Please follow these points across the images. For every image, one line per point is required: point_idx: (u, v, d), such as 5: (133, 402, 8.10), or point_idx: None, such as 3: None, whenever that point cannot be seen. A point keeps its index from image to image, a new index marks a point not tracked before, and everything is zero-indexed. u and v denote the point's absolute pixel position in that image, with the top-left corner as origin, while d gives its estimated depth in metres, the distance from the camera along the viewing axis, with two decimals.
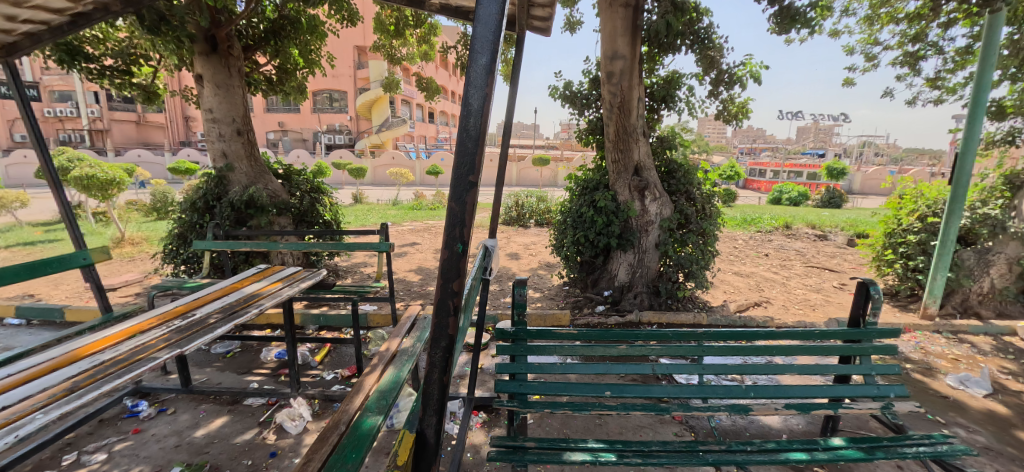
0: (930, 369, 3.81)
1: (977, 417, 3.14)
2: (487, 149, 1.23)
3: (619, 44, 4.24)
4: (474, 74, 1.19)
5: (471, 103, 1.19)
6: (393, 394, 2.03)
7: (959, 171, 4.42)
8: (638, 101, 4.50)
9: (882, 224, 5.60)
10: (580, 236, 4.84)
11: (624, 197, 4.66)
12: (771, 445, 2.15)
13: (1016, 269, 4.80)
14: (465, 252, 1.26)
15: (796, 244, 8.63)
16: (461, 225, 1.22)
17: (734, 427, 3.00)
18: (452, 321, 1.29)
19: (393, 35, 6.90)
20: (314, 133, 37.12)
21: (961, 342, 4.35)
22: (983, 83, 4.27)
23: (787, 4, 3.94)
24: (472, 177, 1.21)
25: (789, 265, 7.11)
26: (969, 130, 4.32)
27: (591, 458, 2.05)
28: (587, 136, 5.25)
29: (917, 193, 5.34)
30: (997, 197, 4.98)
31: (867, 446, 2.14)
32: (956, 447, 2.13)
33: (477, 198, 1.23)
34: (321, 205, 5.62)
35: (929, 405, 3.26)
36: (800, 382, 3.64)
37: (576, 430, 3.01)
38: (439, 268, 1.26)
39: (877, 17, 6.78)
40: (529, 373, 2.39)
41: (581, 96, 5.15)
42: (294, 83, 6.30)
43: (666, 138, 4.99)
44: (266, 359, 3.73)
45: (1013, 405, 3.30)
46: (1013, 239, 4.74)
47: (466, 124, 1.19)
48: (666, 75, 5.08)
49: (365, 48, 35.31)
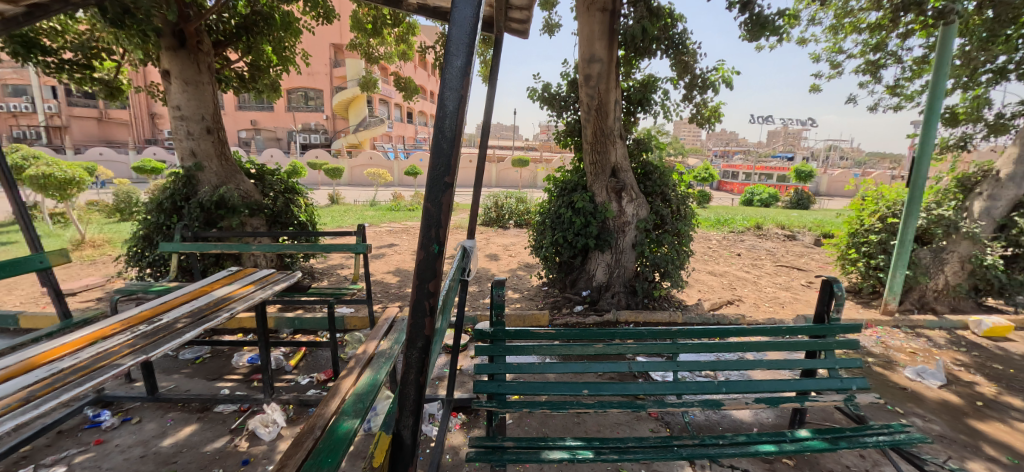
0: (890, 362, 3.97)
1: (932, 407, 3.30)
2: (463, 150, 1.22)
3: (596, 47, 4.29)
4: (449, 75, 1.19)
5: (447, 104, 1.19)
6: (370, 397, 2.00)
7: (916, 174, 4.63)
8: (615, 105, 4.56)
9: (846, 224, 5.82)
10: (559, 237, 4.87)
11: (602, 198, 4.72)
12: (742, 438, 2.21)
13: (968, 266, 5.06)
14: (441, 253, 1.25)
15: (766, 244, 8.89)
16: (437, 226, 1.21)
17: (709, 422, 3.06)
18: (428, 322, 1.28)
19: (370, 33, 6.81)
20: (288, 132, 36.29)
21: (919, 336, 4.56)
22: (937, 91, 4.48)
23: (757, 12, 4.05)
24: (448, 178, 1.21)
25: (760, 264, 7.32)
26: (924, 135, 4.53)
27: (569, 456, 2.06)
28: (565, 137, 5.29)
29: (878, 195, 5.57)
30: (951, 199, 5.24)
31: (832, 437, 2.22)
32: (913, 436, 2.24)
33: (454, 198, 1.22)
34: (296, 206, 5.48)
35: (889, 396, 3.40)
36: (770, 376, 3.75)
37: (555, 429, 3.02)
38: (415, 269, 1.25)
39: (841, 27, 7.06)
40: (507, 373, 2.40)
41: (559, 98, 5.19)
42: (268, 81, 6.14)
43: (642, 140, 5.07)
44: (238, 364, 3.61)
45: (965, 395, 3.48)
46: (965, 238, 4.99)
47: (441, 126, 1.19)
48: (642, 79, 5.16)
49: (342, 46, 34.86)
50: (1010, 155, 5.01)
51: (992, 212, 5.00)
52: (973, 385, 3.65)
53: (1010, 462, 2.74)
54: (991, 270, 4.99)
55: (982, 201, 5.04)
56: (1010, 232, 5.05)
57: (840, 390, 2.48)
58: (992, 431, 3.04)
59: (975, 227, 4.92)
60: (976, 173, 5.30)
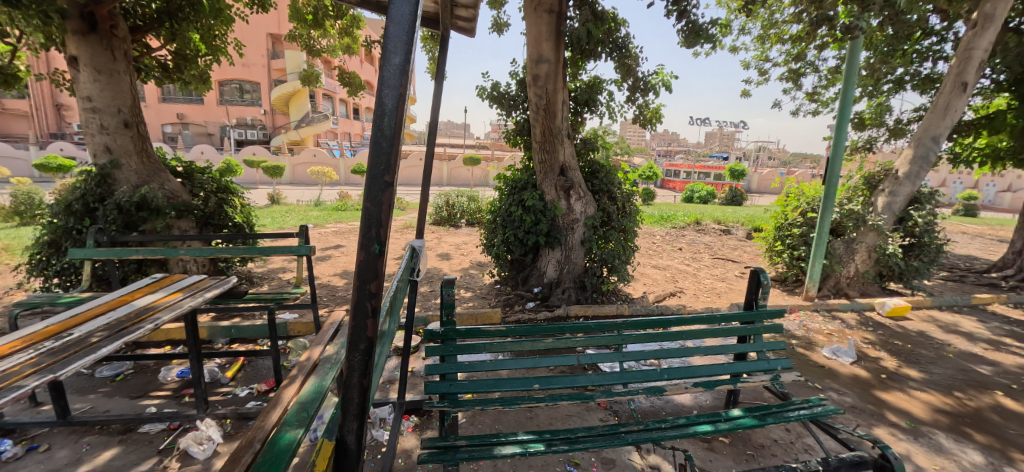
0: (811, 343, 4.31)
1: (846, 381, 3.61)
2: (403, 149, 1.17)
3: (544, 48, 4.32)
4: (387, 72, 1.14)
5: (385, 102, 1.13)
6: (315, 406, 1.90)
7: (829, 173, 5.04)
8: (563, 106, 4.62)
9: (772, 219, 6.25)
10: (510, 235, 4.87)
11: (551, 196, 4.77)
12: (683, 421, 2.31)
13: (874, 255, 5.55)
14: (382, 253, 1.19)
15: (705, 239, 9.39)
16: (378, 226, 1.16)
17: (654, 407, 3.18)
18: (371, 324, 1.23)
19: (311, 25, 6.51)
20: (220, 127, 33.97)
21: (834, 318, 5.00)
22: (847, 97, 4.92)
23: (693, 20, 4.25)
24: (387, 177, 1.16)
25: (699, 257, 7.71)
26: (838, 137, 4.95)
27: (521, 450, 2.06)
28: (515, 136, 5.30)
29: (799, 192, 6.02)
30: (859, 195, 5.77)
31: (761, 414, 2.37)
32: (829, 407, 2.43)
33: (395, 197, 1.17)
34: (231, 207, 5.11)
35: (811, 374, 3.69)
36: (709, 361, 3.96)
37: (508, 425, 3.01)
38: (354, 270, 1.18)
39: (767, 38, 7.61)
40: (458, 372, 2.36)
41: (509, 97, 5.19)
42: (196, 71, 5.70)
43: (589, 140, 5.17)
44: (166, 379, 3.32)
45: (873, 369, 3.85)
46: (871, 230, 5.49)
47: (379, 123, 1.13)
48: (588, 80, 5.27)
49: (279, 37, 33.14)
50: (906, 156, 5.55)
51: (892, 207, 5.50)
52: (878, 360, 4.03)
53: (908, 425, 3.06)
54: (892, 258, 5.47)
55: (885, 197, 5.54)
56: (907, 224, 5.60)
57: (767, 371, 2.66)
58: (894, 400, 3.37)
59: (879, 220, 5.40)
60: (880, 172, 5.86)
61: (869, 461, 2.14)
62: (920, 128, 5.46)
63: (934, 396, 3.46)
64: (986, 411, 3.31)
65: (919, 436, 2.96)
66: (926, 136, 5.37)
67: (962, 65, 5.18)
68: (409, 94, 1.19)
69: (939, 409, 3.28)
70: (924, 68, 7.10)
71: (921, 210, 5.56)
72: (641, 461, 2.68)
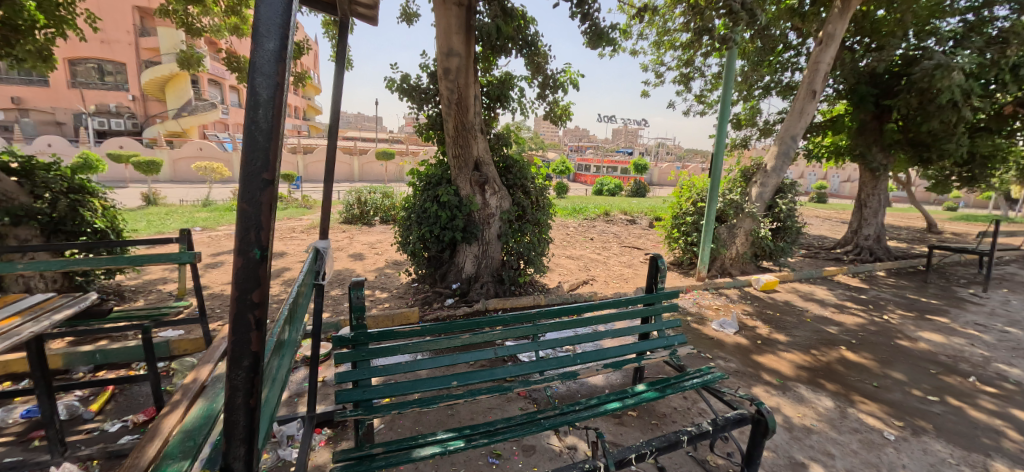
0: (702, 318, 4.76)
1: (731, 349, 4.05)
2: (284, 144, 1.07)
3: (454, 42, 4.23)
4: (259, 58, 1.03)
5: (259, 92, 1.02)
6: (204, 431, 1.69)
7: (714, 167, 5.59)
8: (475, 101, 4.59)
9: (669, 209, 6.78)
10: (426, 232, 4.75)
11: (466, 191, 4.74)
12: (594, 401, 2.42)
13: (750, 239, 6.25)
14: (265, 258, 1.09)
15: (613, 229, 9.95)
16: (258, 229, 1.05)
17: (570, 391, 3.31)
18: (255, 336, 1.11)
19: (189, 2, 5.80)
20: (79, 116, 29.17)
21: (720, 294, 5.57)
22: (727, 100, 5.47)
23: (595, 24, 4.44)
24: (267, 174, 1.05)
25: (607, 246, 8.16)
26: (719, 135, 5.50)
27: (441, 449, 2.02)
28: (427, 131, 5.18)
29: (691, 184, 6.59)
30: (738, 186, 6.49)
31: (661, 386, 2.56)
32: (716, 374, 2.69)
33: (277, 197, 1.06)
34: (89, 210, 4.40)
35: (702, 345, 4.08)
36: (618, 343, 4.21)
37: (427, 425, 2.95)
38: (233, 279, 1.06)
39: (662, 43, 8.22)
40: (373, 377, 2.25)
41: (419, 90, 5.04)
42: (34, 47, 4.81)
43: (502, 135, 5.20)
44: (9, 421, 2.78)
45: (752, 337, 4.35)
46: (747, 217, 6.18)
47: (253, 116, 1.02)
48: (500, 76, 5.29)
49: (151, 10, 29.28)
50: (773, 152, 6.34)
51: (763, 196, 6.26)
52: (754, 329, 4.57)
53: (778, 382, 3.51)
54: (763, 240, 6.23)
55: (757, 188, 6.29)
56: (775, 210, 6.41)
57: (666, 347, 2.88)
58: (767, 362, 3.84)
59: (753, 207, 6.11)
60: (753, 166, 6.63)
61: (748, 417, 2.40)
62: (782, 128, 6.34)
63: (797, 355, 4.00)
64: (834, 363, 3.90)
65: (786, 390, 3.40)
66: (787, 135, 6.24)
67: (812, 75, 6.06)
68: (289, 85, 1.09)
69: (801, 366, 3.80)
70: (786, 77, 8.18)
71: (784, 198, 6.42)
72: (560, 443, 2.77)
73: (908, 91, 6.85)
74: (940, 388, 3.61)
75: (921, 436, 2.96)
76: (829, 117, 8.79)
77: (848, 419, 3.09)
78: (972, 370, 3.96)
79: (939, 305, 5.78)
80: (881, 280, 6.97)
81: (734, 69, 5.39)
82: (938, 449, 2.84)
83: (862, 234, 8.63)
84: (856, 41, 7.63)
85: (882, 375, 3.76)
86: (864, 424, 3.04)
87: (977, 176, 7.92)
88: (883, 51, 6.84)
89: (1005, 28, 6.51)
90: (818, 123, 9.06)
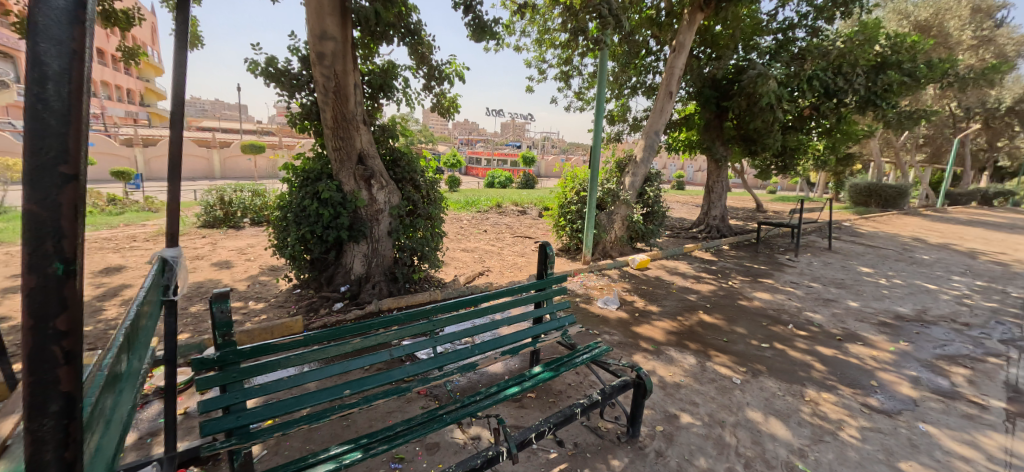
0: (587, 297, 5.06)
1: (614, 323, 4.37)
2: (90, 131, 0.85)
3: (328, 24, 3.86)
4: (45, 20, 0.80)
5: (49, 64, 0.80)
6: None
7: (593, 159, 5.96)
8: (355, 90, 4.29)
9: (555, 199, 7.06)
10: (306, 232, 4.30)
11: (350, 187, 4.40)
12: (494, 389, 2.42)
13: (626, 223, 6.81)
14: (71, 274, 0.85)
15: (505, 220, 10.15)
16: (59, 236, 0.82)
17: (471, 382, 3.28)
18: (65, 372, 0.87)
19: None
20: None
21: (603, 275, 5.98)
22: (601, 97, 5.83)
23: (478, 17, 4.41)
24: (66, 168, 0.82)
25: (499, 237, 8.29)
26: (595, 130, 5.89)
27: (336, 465, 1.85)
28: (301, 121, 4.70)
29: (573, 175, 6.95)
30: (614, 176, 7.06)
31: (556, 365, 2.64)
32: (602, 347, 2.87)
33: (85, 195, 0.84)
34: None
35: (590, 322, 4.35)
36: (515, 329, 4.30)
37: (319, 441, 2.70)
38: (20, 306, 0.80)
39: (543, 42, 8.54)
40: (248, 399, 1.97)
41: (290, 75, 4.55)
42: None
43: (387, 127, 4.93)
44: None
45: (631, 311, 4.76)
46: (623, 203, 6.72)
47: (39, 93, 0.79)
48: (382, 64, 5.00)
49: None
50: (641, 146, 6.97)
51: (634, 185, 6.88)
52: (632, 303, 4.99)
53: (652, 348, 3.87)
54: (636, 224, 6.85)
55: (629, 177, 6.88)
56: (644, 197, 7.09)
57: (558, 328, 2.99)
58: (644, 331, 4.22)
59: (627, 195, 6.67)
60: (625, 158, 7.24)
61: (631, 381, 2.60)
62: (648, 124, 7.00)
63: (668, 322, 4.47)
64: (695, 326, 4.44)
65: (659, 354, 3.77)
66: (652, 130, 6.92)
67: (669, 78, 6.83)
68: (95, 56, 0.88)
69: (670, 331, 4.25)
70: (648, 79, 9.09)
71: (652, 186, 7.14)
72: (463, 435, 2.73)
73: (740, 95, 8.05)
74: (772, 337, 4.32)
75: (761, 378, 3.49)
76: (683, 115, 10.01)
77: (708, 372, 3.53)
78: (793, 320, 4.81)
79: (769, 270, 6.94)
80: (728, 253, 8.13)
81: (606, 71, 5.72)
82: (774, 386, 3.39)
83: (711, 214, 9.92)
84: (701, 51, 8.77)
85: (731, 331, 4.38)
86: (720, 374, 3.50)
87: (790, 165, 9.65)
88: (720, 62, 8.09)
89: (802, 48, 8.10)
90: (675, 120, 10.25)
